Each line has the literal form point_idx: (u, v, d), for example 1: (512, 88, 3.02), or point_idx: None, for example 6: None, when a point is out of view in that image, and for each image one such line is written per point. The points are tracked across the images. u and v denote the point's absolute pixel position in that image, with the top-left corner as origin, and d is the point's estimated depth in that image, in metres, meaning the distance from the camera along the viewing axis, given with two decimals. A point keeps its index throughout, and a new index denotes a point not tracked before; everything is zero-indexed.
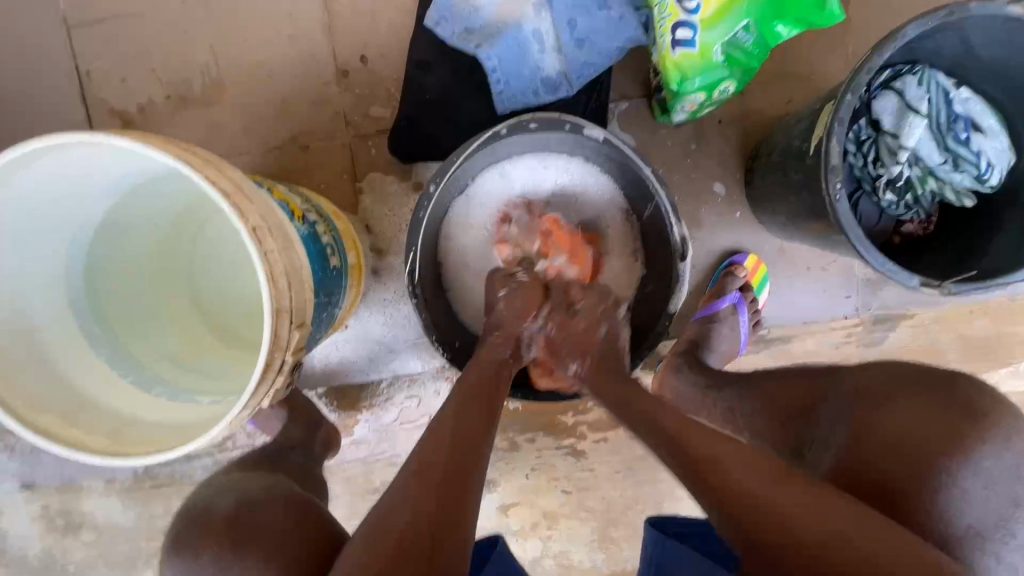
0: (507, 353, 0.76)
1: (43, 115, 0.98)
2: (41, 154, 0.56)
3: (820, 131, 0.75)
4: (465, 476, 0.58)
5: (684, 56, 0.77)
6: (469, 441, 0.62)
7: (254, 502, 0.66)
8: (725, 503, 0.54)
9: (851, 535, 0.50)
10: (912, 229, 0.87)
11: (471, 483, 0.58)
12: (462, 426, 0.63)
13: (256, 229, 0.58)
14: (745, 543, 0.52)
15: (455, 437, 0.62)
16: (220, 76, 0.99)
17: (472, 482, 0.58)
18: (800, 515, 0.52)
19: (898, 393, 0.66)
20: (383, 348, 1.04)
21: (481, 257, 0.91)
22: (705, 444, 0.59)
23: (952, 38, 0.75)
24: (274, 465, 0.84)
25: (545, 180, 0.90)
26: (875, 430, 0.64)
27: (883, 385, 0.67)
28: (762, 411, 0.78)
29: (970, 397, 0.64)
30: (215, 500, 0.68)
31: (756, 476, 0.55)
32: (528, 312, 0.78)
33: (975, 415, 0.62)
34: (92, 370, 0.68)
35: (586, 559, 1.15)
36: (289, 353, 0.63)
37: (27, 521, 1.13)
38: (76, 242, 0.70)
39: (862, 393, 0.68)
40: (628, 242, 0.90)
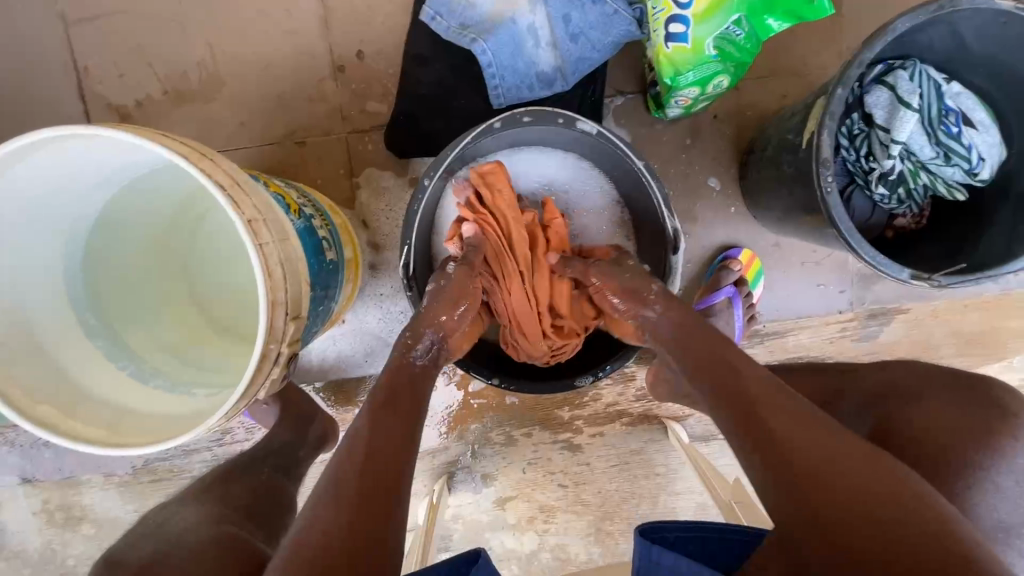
0: (419, 359, 0.74)
1: (41, 111, 0.99)
2: (39, 147, 0.57)
3: (812, 125, 0.75)
4: (383, 487, 0.58)
5: (677, 50, 0.77)
6: (384, 457, 0.60)
7: (194, 544, 0.68)
8: (769, 444, 0.56)
9: (887, 502, 0.48)
10: (904, 223, 0.88)
11: (389, 501, 0.57)
12: (374, 441, 0.62)
13: (251, 221, 0.58)
14: (778, 479, 0.54)
15: (367, 454, 0.60)
16: (217, 71, 0.99)
17: (389, 505, 0.57)
18: (838, 468, 0.52)
19: (928, 391, 0.67)
20: (379, 341, 1.05)
21: None
22: (764, 391, 0.61)
23: (943, 32, 0.75)
24: (237, 479, 0.85)
25: (540, 174, 0.90)
26: (898, 427, 0.65)
27: (915, 382, 0.69)
28: None
29: (999, 396, 0.65)
30: (155, 546, 0.69)
31: (803, 429, 0.56)
32: (452, 308, 0.78)
33: (1005, 414, 0.63)
34: (89, 363, 0.68)
35: (582, 552, 1.16)
36: (285, 344, 0.64)
37: (28, 515, 1.14)
38: (75, 236, 0.70)
39: (892, 389, 0.70)
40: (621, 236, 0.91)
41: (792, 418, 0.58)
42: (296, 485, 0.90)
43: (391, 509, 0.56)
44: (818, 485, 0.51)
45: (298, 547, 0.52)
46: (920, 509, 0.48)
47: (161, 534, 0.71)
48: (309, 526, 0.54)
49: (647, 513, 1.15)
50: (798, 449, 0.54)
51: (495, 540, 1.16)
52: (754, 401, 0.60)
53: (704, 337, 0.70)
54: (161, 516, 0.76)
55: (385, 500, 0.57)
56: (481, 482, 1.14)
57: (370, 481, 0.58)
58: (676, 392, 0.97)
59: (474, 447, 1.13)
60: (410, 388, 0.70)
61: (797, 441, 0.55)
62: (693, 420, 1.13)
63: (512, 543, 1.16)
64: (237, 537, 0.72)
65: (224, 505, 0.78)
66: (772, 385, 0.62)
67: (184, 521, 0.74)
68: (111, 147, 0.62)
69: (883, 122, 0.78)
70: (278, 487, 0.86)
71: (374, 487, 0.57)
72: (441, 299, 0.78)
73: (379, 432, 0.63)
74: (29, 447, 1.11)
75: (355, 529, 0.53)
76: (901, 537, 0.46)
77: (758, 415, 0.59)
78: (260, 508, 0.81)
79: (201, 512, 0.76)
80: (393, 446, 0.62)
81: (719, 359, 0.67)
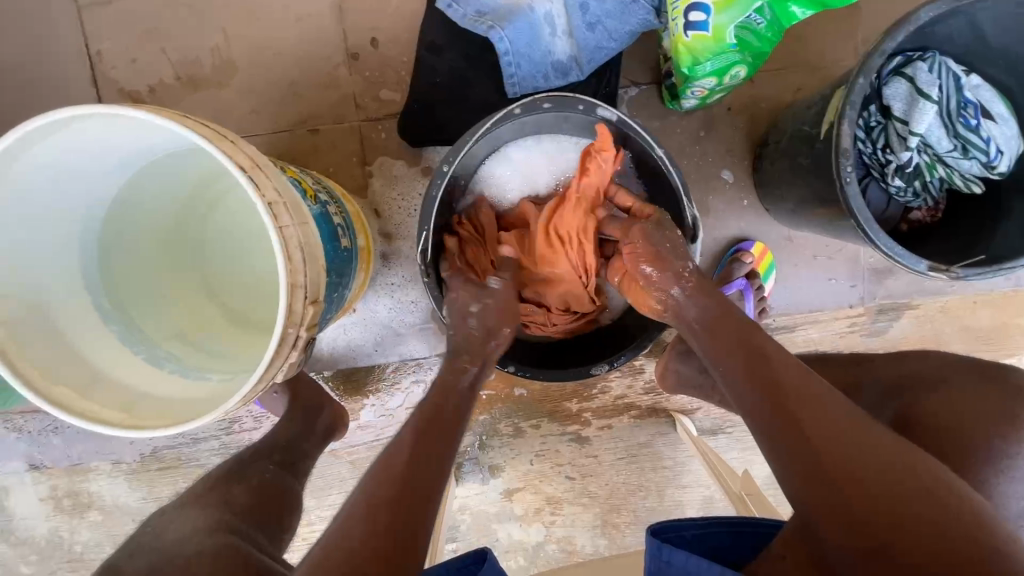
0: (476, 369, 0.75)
1: (53, 95, 0.98)
2: (58, 127, 0.56)
3: (831, 115, 0.75)
4: (420, 499, 0.59)
5: (696, 39, 0.77)
6: (421, 457, 0.62)
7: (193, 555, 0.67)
8: (796, 432, 0.56)
9: (910, 496, 0.48)
10: (920, 216, 0.88)
11: (423, 510, 0.58)
12: (420, 447, 0.63)
13: (272, 203, 0.58)
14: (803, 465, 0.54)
15: (409, 461, 0.62)
16: (230, 57, 0.99)
17: (421, 507, 0.58)
18: (867, 458, 0.52)
19: (950, 377, 0.67)
20: (385, 328, 1.05)
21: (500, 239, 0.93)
22: (792, 378, 0.62)
23: (963, 24, 0.75)
24: (241, 478, 0.83)
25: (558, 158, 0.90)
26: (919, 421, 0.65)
27: (937, 370, 0.69)
28: None
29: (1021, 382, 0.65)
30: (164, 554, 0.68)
31: (830, 420, 0.56)
32: (497, 330, 0.79)
33: None
34: (107, 347, 0.68)
35: (588, 544, 1.16)
36: (304, 328, 0.64)
37: (35, 501, 1.14)
38: (91, 218, 0.70)
39: (916, 378, 0.70)
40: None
41: (827, 410, 0.57)
42: (301, 484, 0.88)
43: (422, 512, 0.58)
44: (851, 477, 0.51)
45: (328, 547, 0.54)
46: (957, 507, 0.47)
47: (156, 546, 0.71)
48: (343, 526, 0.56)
49: (654, 506, 1.15)
50: (833, 439, 0.54)
51: (502, 531, 1.16)
52: (790, 392, 0.60)
53: (734, 328, 0.69)
54: (153, 528, 0.75)
55: (415, 501, 0.58)
56: (489, 473, 1.14)
57: (401, 481, 0.60)
58: (686, 384, 0.97)
59: (482, 438, 1.13)
60: (452, 397, 0.71)
61: (832, 433, 0.55)
62: (702, 414, 1.13)
63: (519, 535, 1.16)
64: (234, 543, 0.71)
65: (225, 507, 0.77)
66: (807, 379, 0.62)
67: (180, 531, 0.73)
68: (129, 129, 0.62)
69: (901, 114, 0.78)
70: (281, 485, 0.85)
71: (405, 488, 0.59)
72: (488, 319, 0.79)
73: (417, 434, 0.65)
74: (37, 433, 1.11)
75: (388, 529, 0.55)
76: (934, 535, 0.46)
77: (791, 406, 0.58)
78: (265, 506, 0.80)
79: (199, 517, 0.75)
80: (434, 448, 0.64)
81: (754, 353, 0.66)
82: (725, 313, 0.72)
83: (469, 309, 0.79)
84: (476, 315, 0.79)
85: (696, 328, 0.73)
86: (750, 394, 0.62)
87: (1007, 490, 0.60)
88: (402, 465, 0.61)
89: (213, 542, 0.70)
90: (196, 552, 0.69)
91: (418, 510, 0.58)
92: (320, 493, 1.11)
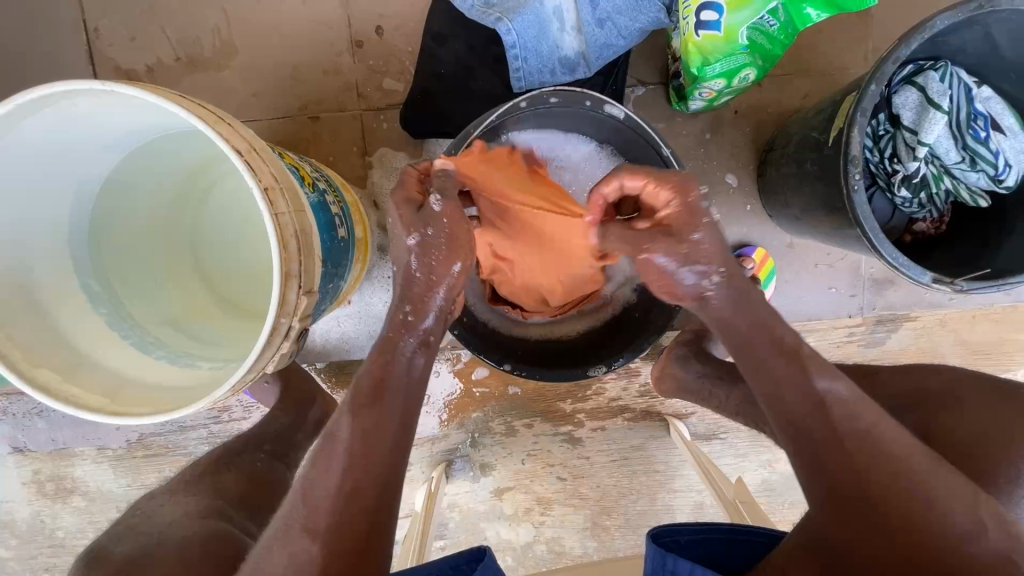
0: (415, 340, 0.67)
1: (47, 69, 0.96)
2: (50, 102, 0.55)
3: (841, 121, 0.74)
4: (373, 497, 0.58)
5: (707, 38, 0.76)
6: (371, 459, 0.59)
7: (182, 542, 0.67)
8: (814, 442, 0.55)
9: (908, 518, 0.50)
10: (924, 227, 0.88)
11: (382, 505, 0.58)
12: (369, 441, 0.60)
13: (267, 189, 0.57)
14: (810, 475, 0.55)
15: (356, 458, 0.59)
16: (231, 38, 0.97)
17: (378, 521, 0.57)
18: (881, 479, 0.52)
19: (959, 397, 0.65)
20: (370, 313, 1.03)
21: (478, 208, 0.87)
22: (823, 381, 0.57)
23: (977, 34, 0.74)
24: (228, 467, 0.82)
25: (574, 164, 0.89)
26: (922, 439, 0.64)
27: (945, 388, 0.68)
28: None
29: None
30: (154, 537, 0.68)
31: (856, 441, 0.54)
32: (445, 267, 0.69)
33: None
34: (94, 331, 0.67)
35: (577, 545, 1.15)
36: (296, 318, 0.62)
37: (17, 485, 1.12)
38: (81, 198, 0.69)
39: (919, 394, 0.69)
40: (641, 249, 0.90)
41: (858, 443, 0.54)
42: (293, 472, 0.88)
43: (387, 516, 0.58)
44: (874, 530, 0.51)
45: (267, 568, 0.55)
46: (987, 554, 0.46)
47: (148, 528, 0.71)
48: (281, 541, 0.56)
49: (645, 509, 1.14)
50: (860, 481, 0.52)
51: (491, 530, 1.15)
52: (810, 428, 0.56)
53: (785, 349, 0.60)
54: (144, 510, 0.75)
55: (374, 514, 0.57)
56: (478, 471, 1.13)
57: (368, 487, 0.58)
58: (682, 389, 0.95)
59: (473, 436, 1.12)
60: (403, 384, 0.64)
61: (852, 467, 0.53)
62: (696, 418, 1.12)
63: (508, 534, 1.15)
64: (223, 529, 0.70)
65: (215, 495, 0.77)
66: (846, 413, 0.55)
67: (170, 515, 0.73)
68: (123, 107, 0.60)
69: (910, 123, 0.77)
70: (273, 475, 0.84)
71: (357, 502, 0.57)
72: (431, 258, 0.69)
73: (364, 433, 0.60)
74: (21, 415, 1.09)
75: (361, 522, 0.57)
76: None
77: (814, 443, 0.55)
78: (256, 496, 0.79)
79: (186, 506, 0.74)
80: (384, 448, 0.61)
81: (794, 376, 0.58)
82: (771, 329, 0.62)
83: (408, 245, 0.69)
84: (416, 251, 0.69)
85: (728, 334, 0.63)
86: (789, 420, 0.58)
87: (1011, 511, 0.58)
88: (347, 476, 0.58)
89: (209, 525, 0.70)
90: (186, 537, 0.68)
91: (377, 522, 0.57)
92: None
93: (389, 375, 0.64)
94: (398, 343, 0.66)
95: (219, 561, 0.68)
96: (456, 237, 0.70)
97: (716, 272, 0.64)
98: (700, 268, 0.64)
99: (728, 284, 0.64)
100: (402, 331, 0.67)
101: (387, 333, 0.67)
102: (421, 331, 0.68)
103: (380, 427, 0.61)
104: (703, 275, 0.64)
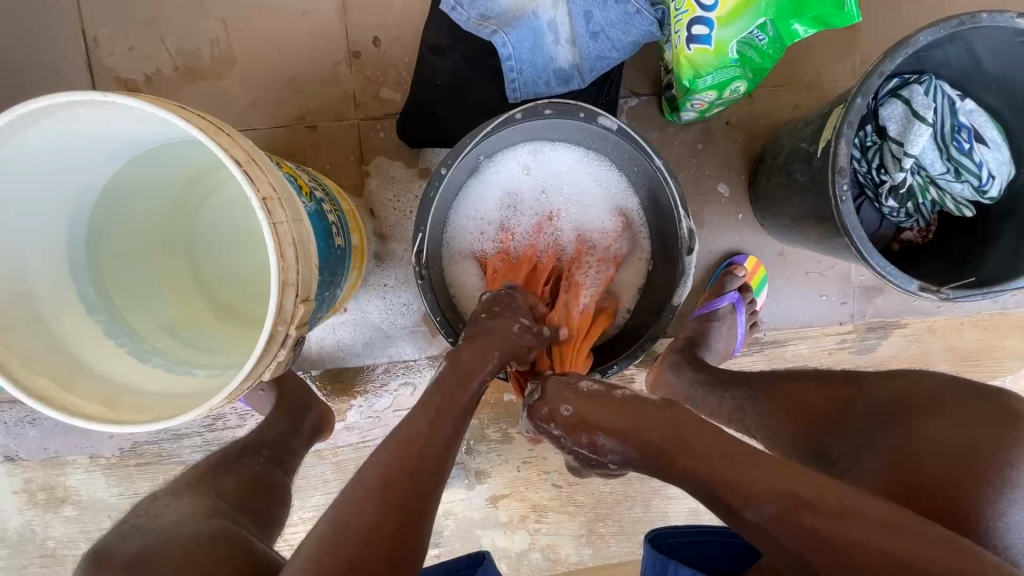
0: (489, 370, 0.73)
1: (47, 78, 0.97)
2: (51, 112, 0.55)
3: (829, 133, 0.76)
4: (424, 494, 0.60)
5: (699, 52, 0.78)
6: (429, 458, 0.63)
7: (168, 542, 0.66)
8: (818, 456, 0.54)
9: None
10: (911, 236, 0.89)
11: (425, 504, 0.60)
12: (433, 441, 0.65)
13: (266, 199, 0.57)
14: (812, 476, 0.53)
15: (420, 453, 0.63)
16: (230, 48, 0.98)
17: (426, 510, 0.60)
18: None
19: (949, 403, 0.65)
20: (398, 361, 1.05)
21: (472, 232, 0.89)
22: None
23: (960, 49, 0.76)
24: (225, 472, 0.81)
25: (571, 184, 0.90)
26: (915, 447, 0.64)
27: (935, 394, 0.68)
28: (778, 413, 0.79)
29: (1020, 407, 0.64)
30: (135, 539, 0.67)
31: None
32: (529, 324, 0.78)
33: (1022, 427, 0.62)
34: (92, 337, 0.67)
35: (573, 553, 1.15)
36: (293, 327, 0.63)
37: (8, 494, 1.11)
38: (81, 205, 0.69)
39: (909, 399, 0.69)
40: (639, 265, 0.91)
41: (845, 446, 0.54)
42: (289, 477, 0.88)
43: (423, 515, 0.59)
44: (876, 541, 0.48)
45: (343, 530, 0.56)
46: None
47: (153, 528, 0.68)
48: (356, 507, 0.57)
49: (640, 516, 1.14)
50: None
51: (486, 537, 1.15)
52: (737, 488, 0.58)
53: (693, 435, 0.63)
54: (149, 511, 0.72)
55: (423, 505, 0.60)
56: (474, 479, 1.13)
57: (414, 483, 0.60)
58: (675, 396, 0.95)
59: (469, 443, 1.12)
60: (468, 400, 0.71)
61: None
62: None
63: (503, 542, 1.15)
64: (217, 527, 0.69)
65: (216, 496, 0.76)
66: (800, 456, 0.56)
67: (175, 514, 0.71)
68: (123, 117, 0.61)
69: (896, 134, 0.79)
70: (269, 481, 0.83)
71: (416, 492, 0.60)
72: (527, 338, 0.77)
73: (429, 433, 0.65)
74: (13, 423, 1.08)
75: (398, 513, 0.57)
76: None
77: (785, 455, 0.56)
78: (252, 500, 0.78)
79: (188, 506, 0.73)
80: (440, 448, 0.65)
81: (708, 464, 0.60)
82: (702, 442, 0.62)
83: (520, 319, 0.78)
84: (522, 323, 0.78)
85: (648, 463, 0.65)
86: (713, 498, 0.60)
87: (1001, 516, 0.58)
88: (413, 465, 0.62)
89: (207, 526, 0.69)
90: (192, 537, 0.66)
91: (419, 519, 0.59)
92: (302, 493, 1.09)
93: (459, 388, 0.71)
94: (474, 366, 0.73)
95: (229, 556, 0.64)
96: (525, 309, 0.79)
97: (559, 417, 0.70)
98: (551, 425, 0.71)
99: (579, 425, 0.69)
100: (471, 367, 0.72)
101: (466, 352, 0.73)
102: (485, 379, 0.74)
103: (442, 430, 0.66)
104: (552, 428, 0.71)
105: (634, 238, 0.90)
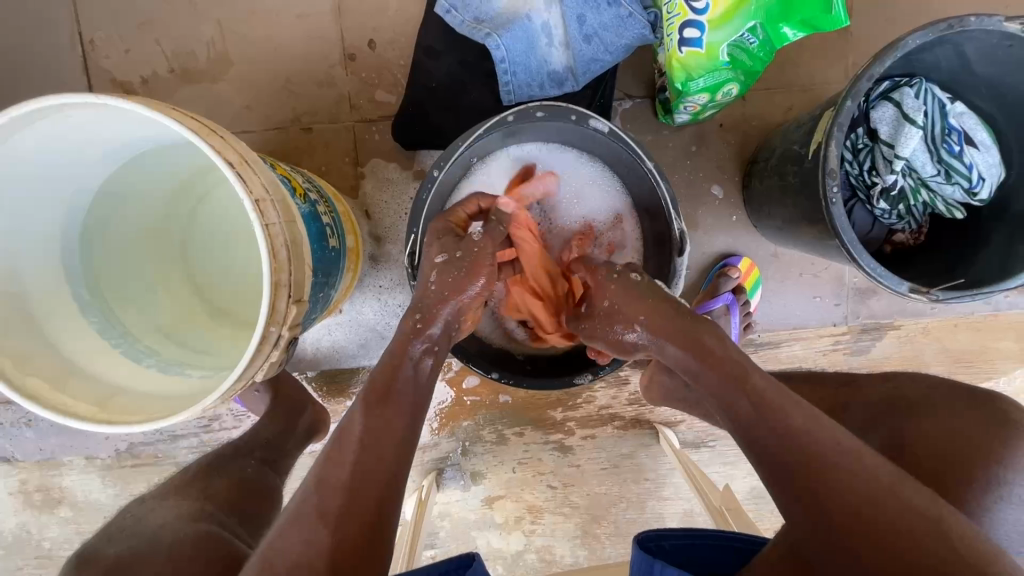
0: (422, 347, 0.71)
1: (43, 80, 0.97)
2: (45, 115, 0.56)
3: (819, 136, 0.76)
4: (372, 496, 0.58)
5: (690, 55, 0.79)
6: (376, 458, 0.61)
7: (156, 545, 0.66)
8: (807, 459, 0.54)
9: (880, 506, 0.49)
10: (903, 238, 0.90)
11: (376, 508, 0.58)
12: (375, 441, 0.62)
13: (259, 201, 0.58)
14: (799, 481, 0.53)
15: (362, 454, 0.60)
16: (226, 50, 0.99)
17: (380, 514, 0.58)
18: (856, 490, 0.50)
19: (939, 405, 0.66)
20: None
21: None
22: (799, 415, 0.58)
23: (949, 52, 0.77)
24: (214, 475, 0.81)
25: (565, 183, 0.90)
26: (903, 448, 0.64)
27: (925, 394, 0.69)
28: None
29: (1008, 409, 0.64)
30: (125, 540, 0.67)
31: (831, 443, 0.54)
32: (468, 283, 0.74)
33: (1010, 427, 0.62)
34: (84, 339, 0.67)
35: (568, 554, 1.15)
36: (286, 327, 0.63)
37: (4, 495, 1.11)
38: (75, 208, 0.69)
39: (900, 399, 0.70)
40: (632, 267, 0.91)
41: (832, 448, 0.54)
42: (282, 479, 0.88)
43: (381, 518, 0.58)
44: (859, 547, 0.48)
45: (277, 553, 0.54)
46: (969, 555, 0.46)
47: (139, 531, 0.69)
48: (298, 519, 0.56)
49: (635, 518, 1.15)
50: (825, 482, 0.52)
51: (481, 539, 1.15)
52: None
53: (720, 347, 0.66)
54: (135, 513, 0.73)
55: (375, 508, 0.58)
56: (470, 480, 1.13)
57: (359, 489, 0.58)
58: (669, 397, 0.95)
59: (464, 444, 1.12)
60: (412, 394, 0.68)
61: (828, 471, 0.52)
62: (685, 426, 1.13)
63: (498, 543, 1.15)
64: (206, 532, 0.69)
65: (206, 499, 0.76)
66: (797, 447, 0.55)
67: (163, 517, 0.71)
68: (117, 119, 0.61)
69: (887, 137, 0.80)
70: (261, 481, 0.83)
71: (362, 496, 0.58)
72: (449, 276, 0.73)
73: (372, 432, 0.62)
74: (9, 425, 1.08)
75: (343, 521, 0.56)
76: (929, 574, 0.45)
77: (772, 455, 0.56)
78: (242, 502, 0.79)
79: (179, 508, 0.73)
80: (390, 448, 0.62)
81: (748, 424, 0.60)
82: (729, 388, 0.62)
83: (434, 261, 0.74)
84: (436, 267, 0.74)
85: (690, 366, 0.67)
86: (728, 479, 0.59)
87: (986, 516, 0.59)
88: (355, 470, 0.59)
89: (196, 530, 0.69)
90: (178, 540, 0.67)
91: (372, 525, 0.57)
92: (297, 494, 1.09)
93: (399, 377, 0.68)
94: (408, 346, 0.71)
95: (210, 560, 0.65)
96: (480, 259, 0.75)
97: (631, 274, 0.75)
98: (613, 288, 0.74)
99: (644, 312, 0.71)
100: (405, 350, 0.70)
101: (397, 340, 0.71)
102: (427, 339, 0.72)
103: (388, 427, 0.64)
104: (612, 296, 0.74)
105: (627, 240, 0.91)
